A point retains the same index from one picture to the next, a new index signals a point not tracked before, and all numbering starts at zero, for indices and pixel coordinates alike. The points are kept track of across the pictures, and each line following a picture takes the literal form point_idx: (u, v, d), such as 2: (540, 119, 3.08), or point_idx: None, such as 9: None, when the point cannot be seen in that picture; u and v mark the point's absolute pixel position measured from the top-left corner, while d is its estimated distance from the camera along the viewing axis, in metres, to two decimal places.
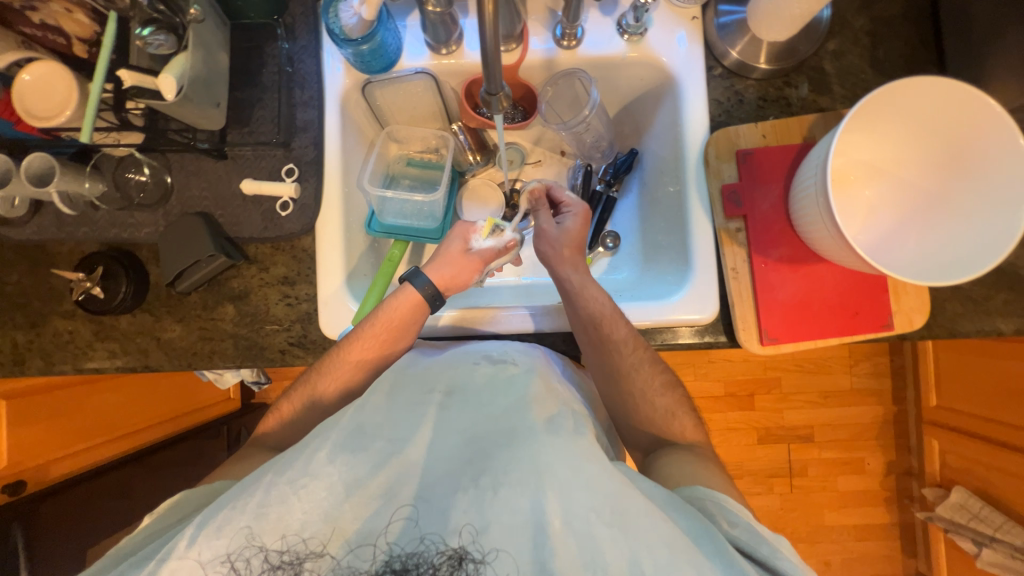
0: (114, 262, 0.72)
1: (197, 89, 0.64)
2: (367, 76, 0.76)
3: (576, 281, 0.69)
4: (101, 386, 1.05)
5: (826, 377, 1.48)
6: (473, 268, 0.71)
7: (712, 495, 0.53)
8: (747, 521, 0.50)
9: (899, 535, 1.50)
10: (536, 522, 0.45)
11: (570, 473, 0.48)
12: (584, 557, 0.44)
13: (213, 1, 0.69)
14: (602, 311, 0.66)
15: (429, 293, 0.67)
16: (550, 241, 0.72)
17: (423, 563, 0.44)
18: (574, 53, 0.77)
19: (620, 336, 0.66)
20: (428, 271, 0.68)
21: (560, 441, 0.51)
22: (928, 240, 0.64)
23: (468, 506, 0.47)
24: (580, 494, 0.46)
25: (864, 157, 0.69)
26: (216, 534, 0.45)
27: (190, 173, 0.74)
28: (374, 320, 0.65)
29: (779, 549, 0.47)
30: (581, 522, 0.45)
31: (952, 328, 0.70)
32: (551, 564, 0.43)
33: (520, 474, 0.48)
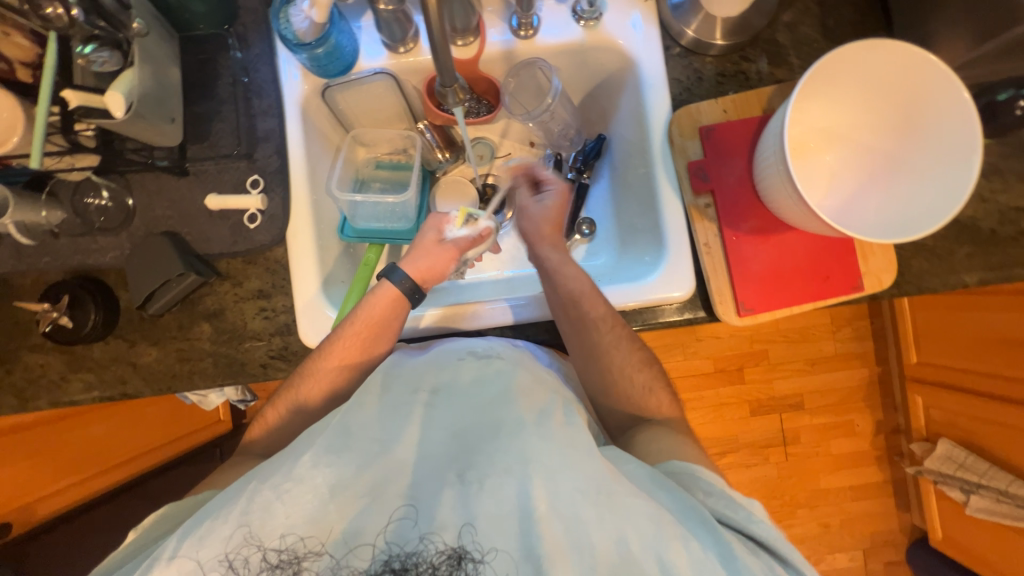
0: (82, 289, 0.70)
1: (148, 105, 0.63)
2: (325, 80, 0.75)
3: (555, 259, 0.70)
4: (87, 419, 1.02)
5: (811, 345, 1.51)
6: (450, 258, 0.70)
7: (687, 468, 0.54)
8: (722, 488, 0.51)
9: (892, 491, 1.54)
10: (523, 508, 0.46)
11: (557, 460, 0.48)
12: (571, 538, 0.45)
13: (157, 14, 0.67)
14: (579, 289, 0.67)
15: (408, 288, 0.67)
16: (529, 219, 0.74)
17: (422, 563, 0.45)
18: (532, 43, 0.77)
19: (597, 312, 0.66)
20: (404, 266, 0.68)
21: (546, 429, 0.51)
22: (888, 202, 0.66)
23: (455, 501, 0.47)
24: (566, 479, 0.47)
25: (823, 124, 0.71)
26: (213, 535, 0.45)
27: (152, 193, 0.72)
28: (355, 321, 0.65)
29: (753, 513, 0.49)
30: (568, 506, 0.46)
31: (921, 285, 0.72)
32: (539, 549, 0.44)
33: (507, 463, 0.48)
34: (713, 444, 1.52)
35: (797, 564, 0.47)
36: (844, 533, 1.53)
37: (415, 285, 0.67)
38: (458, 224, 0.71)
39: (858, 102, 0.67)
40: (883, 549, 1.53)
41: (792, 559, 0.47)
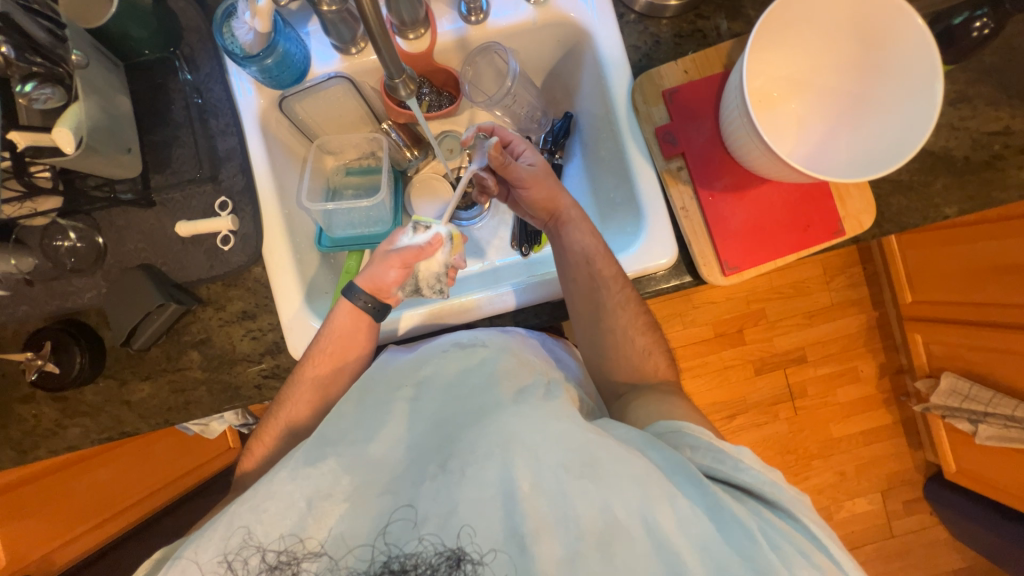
0: (64, 333, 0.69)
1: (100, 138, 0.62)
2: (280, 92, 0.74)
3: (574, 215, 0.71)
4: (92, 463, 1.02)
5: (807, 298, 1.52)
6: (393, 265, 0.65)
7: (673, 426, 0.54)
8: (707, 442, 0.51)
9: (903, 431, 1.55)
10: (505, 490, 0.45)
11: (536, 436, 0.48)
12: (557, 514, 0.44)
13: (99, 44, 0.66)
14: (593, 248, 0.68)
15: (364, 303, 0.66)
16: (524, 180, 0.68)
17: (422, 564, 0.44)
18: (484, 27, 0.76)
19: (610, 272, 0.67)
20: (356, 280, 0.66)
21: (525, 409, 0.51)
22: (857, 141, 0.66)
23: (437, 494, 0.47)
24: (547, 454, 0.46)
25: (787, 73, 0.71)
26: (214, 536, 0.45)
27: (121, 228, 0.71)
28: (323, 340, 0.65)
29: (738, 461, 0.48)
30: (550, 482, 0.45)
31: (902, 222, 0.72)
32: (524, 528, 0.43)
33: (485, 448, 0.48)
34: (721, 408, 1.53)
35: (787, 506, 0.46)
36: (860, 478, 1.54)
37: (369, 299, 0.66)
38: (410, 233, 0.69)
39: (816, 46, 0.67)
40: (901, 489, 1.55)
41: (782, 503, 0.46)
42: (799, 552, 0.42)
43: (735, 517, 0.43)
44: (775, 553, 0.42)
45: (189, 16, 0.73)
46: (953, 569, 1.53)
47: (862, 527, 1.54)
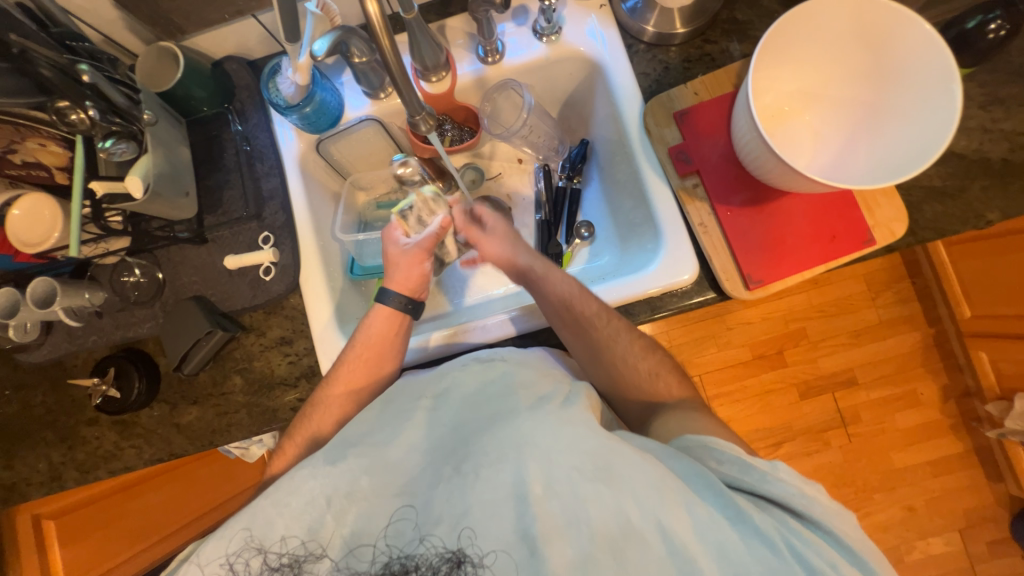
0: (125, 361, 0.76)
1: (163, 183, 0.70)
2: (317, 136, 0.81)
3: (538, 266, 0.70)
4: (135, 490, 1.09)
5: (851, 315, 1.44)
6: (420, 258, 0.71)
7: (698, 439, 0.53)
8: (734, 456, 0.49)
9: (978, 461, 1.40)
10: (518, 492, 0.46)
11: (550, 439, 0.48)
12: (568, 517, 0.45)
13: (165, 104, 0.76)
14: (567, 291, 0.67)
15: (399, 303, 0.70)
16: (500, 247, 0.73)
17: (423, 565, 0.45)
18: (500, 67, 0.82)
19: (592, 310, 0.66)
20: (388, 285, 0.71)
21: (541, 413, 0.51)
22: (877, 149, 0.66)
23: (451, 495, 0.47)
24: (560, 458, 0.47)
25: (798, 88, 0.72)
26: (219, 538, 0.47)
27: (178, 264, 0.78)
28: (357, 345, 0.69)
29: (765, 473, 0.47)
30: (565, 485, 0.46)
31: (938, 229, 0.69)
32: (534, 530, 0.44)
33: (500, 451, 0.49)
34: (765, 436, 1.44)
35: (817, 519, 0.46)
36: (932, 515, 1.39)
37: (403, 299, 0.71)
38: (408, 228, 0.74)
39: (824, 62, 0.69)
40: (982, 528, 1.38)
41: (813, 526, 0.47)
42: (827, 564, 0.42)
43: (757, 527, 0.44)
44: (799, 564, 0.42)
45: (241, 76, 0.84)
46: None
47: (939, 571, 1.38)
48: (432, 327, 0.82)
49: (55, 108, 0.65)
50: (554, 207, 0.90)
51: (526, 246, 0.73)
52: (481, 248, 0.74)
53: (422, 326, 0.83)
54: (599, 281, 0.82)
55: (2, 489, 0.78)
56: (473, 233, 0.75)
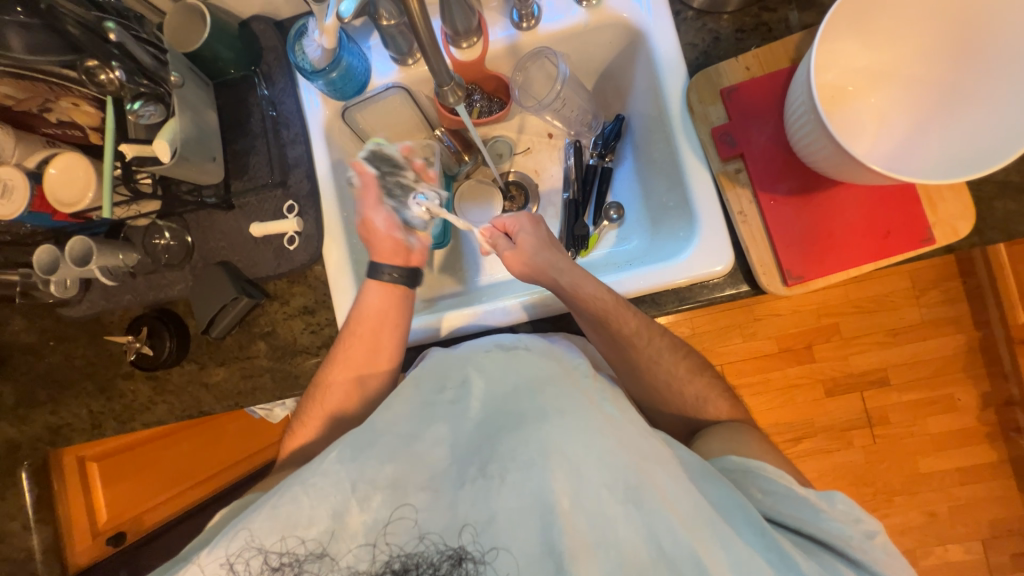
0: (157, 321, 0.79)
1: (191, 148, 0.70)
2: (343, 103, 0.79)
3: (567, 282, 0.66)
4: (175, 437, 1.19)
5: (893, 314, 1.36)
6: (370, 211, 0.74)
7: (745, 465, 0.56)
8: (784, 487, 0.53)
9: (1013, 474, 1.33)
10: (544, 503, 0.47)
11: (580, 451, 0.48)
12: (595, 534, 0.46)
13: (193, 66, 0.75)
14: (604, 306, 0.64)
15: (394, 277, 0.73)
16: (524, 259, 0.70)
17: (424, 563, 0.46)
18: (535, 33, 0.77)
19: (622, 320, 0.65)
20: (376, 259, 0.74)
21: (572, 420, 0.51)
22: (950, 137, 0.60)
23: (476, 498, 0.48)
24: (590, 474, 0.48)
25: (865, 65, 0.65)
26: (231, 539, 0.48)
27: (206, 229, 0.79)
28: (355, 326, 0.70)
29: (819, 511, 0.50)
30: (591, 501, 0.47)
31: (1008, 230, 0.62)
32: (560, 543, 0.45)
33: (526, 457, 0.49)
34: (784, 430, 1.40)
35: (868, 564, 0.49)
36: (955, 522, 1.35)
37: (395, 272, 0.73)
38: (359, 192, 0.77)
39: (899, 35, 0.62)
40: (1008, 540, 1.33)
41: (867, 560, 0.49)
42: None
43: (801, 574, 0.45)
44: None
45: (267, 37, 0.82)
46: None
47: None
48: (452, 304, 0.82)
49: (84, 67, 0.64)
50: (583, 185, 0.86)
51: (560, 253, 0.70)
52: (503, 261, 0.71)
53: (442, 304, 0.82)
54: (625, 266, 0.79)
55: (49, 432, 0.83)
56: (500, 245, 0.72)
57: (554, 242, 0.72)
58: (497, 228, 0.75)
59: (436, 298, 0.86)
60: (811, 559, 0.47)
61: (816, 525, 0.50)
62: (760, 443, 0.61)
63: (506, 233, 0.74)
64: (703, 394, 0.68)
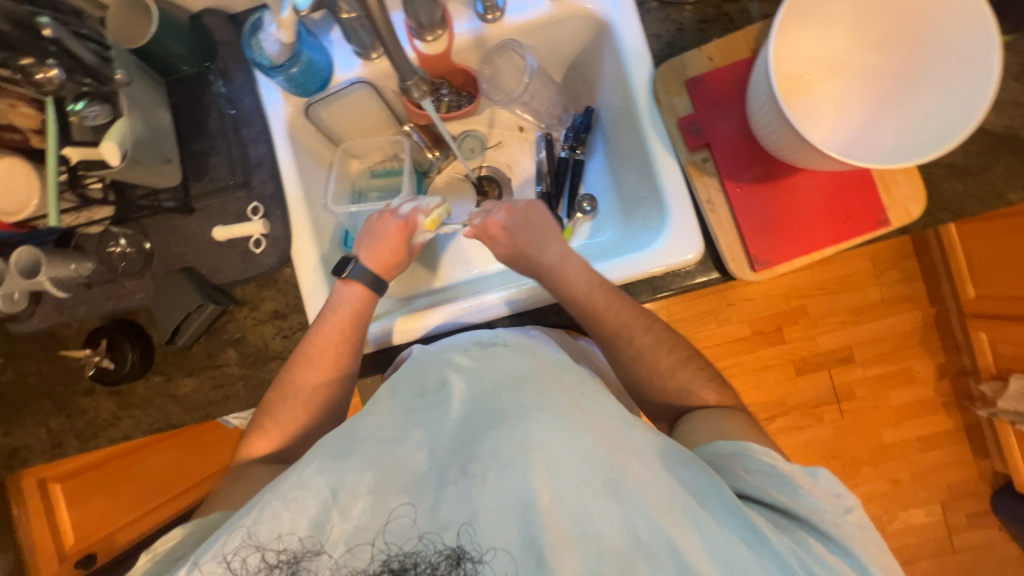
0: (116, 332, 0.75)
1: (142, 151, 0.67)
2: (306, 99, 0.77)
3: (558, 275, 0.69)
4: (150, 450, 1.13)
5: (856, 293, 1.42)
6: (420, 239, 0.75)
7: (732, 447, 0.58)
8: (769, 466, 0.54)
9: (966, 439, 1.43)
10: (525, 499, 0.46)
11: (561, 447, 0.48)
12: (577, 528, 0.45)
13: (141, 63, 0.71)
14: (578, 299, 0.67)
15: (370, 280, 0.72)
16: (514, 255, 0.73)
17: (422, 562, 0.46)
18: (501, 25, 0.75)
19: (605, 320, 0.67)
20: (367, 260, 0.73)
21: (552, 416, 0.50)
22: (901, 124, 0.62)
23: (458, 499, 0.47)
24: (571, 469, 0.47)
25: (821, 55, 0.67)
26: (224, 542, 0.47)
27: (166, 234, 0.76)
28: (327, 331, 0.69)
29: (798, 487, 0.52)
30: (572, 497, 0.46)
31: (956, 211, 0.66)
32: (541, 539, 0.44)
33: (507, 454, 0.48)
34: (759, 410, 1.45)
35: (841, 541, 0.49)
36: (917, 487, 1.43)
37: (370, 276, 0.72)
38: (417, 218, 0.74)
39: (852, 25, 0.64)
40: (963, 501, 1.42)
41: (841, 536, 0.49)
42: None
43: (774, 548, 0.46)
44: None
45: (221, 31, 0.78)
46: None
47: (917, 540, 1.43)
48: (428, 301, 0.81)
49: (20, 66, 0.60)
50: (556, 178, 0.86)
51: (552, 242, 0.71)
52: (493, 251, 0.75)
53: (417, 301, 0.82)
54: (599, 258, 0.79)
55: (3, 455, 0.79)
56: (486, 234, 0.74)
57: (553, 226, 0.73)
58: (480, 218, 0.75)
59: (412, 295, 0.85)
60: (783, 534, 0.48)
61: (795, 501, 0.51)
62: (733, 425, 0.63)
63: (483, 220, 0.75)
64: (678, 380, 0.69)
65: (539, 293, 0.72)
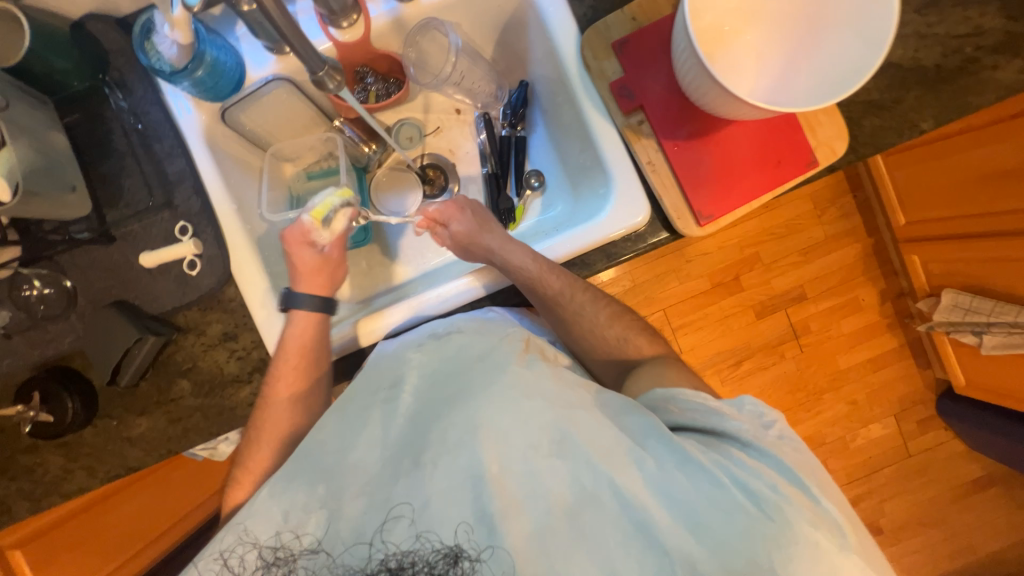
0: (50, 381, 0.68)
1: (40, 180, 0.61)
2: (221, 104, 0.71)
3: (499, 256, 0.69)
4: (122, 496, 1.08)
5: (799, 235, 1.49)
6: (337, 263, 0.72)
7: (666, 392, 0.58)
8: (700, 403, 0.56)
9: (910, 354, 1.55)
10: (474, 473, 0.48)
11: (502, 418, 0.51)
12: (525, 490, 0.48)
13: (20, 83, 0.64)
14: (529, 275, 0.67)
15: (316, 304, 0.69)
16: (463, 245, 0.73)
17: (419, 562, 0.45)
18: (418, 4, 0.72)
19: (553, 287, 0.68)
20: (298, 291, 0.69)
21: (496, 391, 0.53)
22: (818, 66, 0.64)
23: (411, 487, 0.49)
24: (515, 437, 0.50)
25: (738, 5, 0.69)
26: (220, 540, 0.50)
27: (86, 268, 0.70)
28: (284, 352, 0.66)
29: (725, 415, 0.54)
30: (518, 462, 0.49)
31: (876, 144, 0.69)
32: (491, 507, 0.46)
33: (455, 435, 0.51)
34: (725, 357, 1.52)
35: (759, 445, 0.52)
36: (872, 405, 1.55)
37: (317, 298, 0.69)
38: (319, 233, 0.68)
39: None
40: (912, 409, 1.56)
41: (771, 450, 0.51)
42: (765, 484, 0.48)
43: (702, 466, 0.49)
44: (742, 491, 0.48)
45: (111, 39, 0.71)
46: (973, 479, 1.56)
47: (879, 452, 1.55)
48: (388, 301, 0.79)
49: None
50: (500, 157, 0.86)
51: (494, 230, 0.71)
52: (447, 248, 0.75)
53: (377, 300, 0.80)
54: (552, 233, 0.79)
55: None
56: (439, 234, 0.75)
57: (490, 219, 0.73)
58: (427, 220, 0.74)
59: (371, 297, 0.83)
60: (708, 451, 0.51)
61: (720, 423, 0.54)
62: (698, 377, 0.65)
63: (438, 224, 0.74)
64: (643, 343, 0.71)
65: (496, 276, 0.71)
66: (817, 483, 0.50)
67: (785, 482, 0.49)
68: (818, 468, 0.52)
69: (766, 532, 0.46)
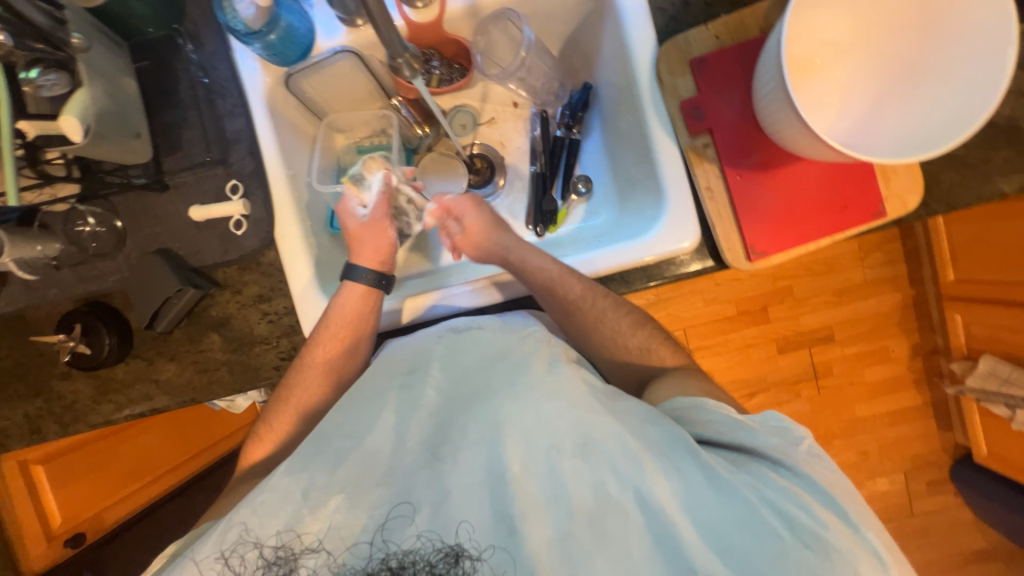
0: (92, 316, 0.71)
1: (108, 124, 0.62)
2: (287, 68, 0.72)
3: (517, 257, 0.70)
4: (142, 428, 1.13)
5: (838, 275, 1.44)
6: (385, 226, 0.73)
7: (689, 401, 0.58)
8: (724, 416, 0.55)
9: (933, 413, 1.50)
10: (494, 473, 0.49)
11: (526, 418, 0.51)
12: (547, 494, 0.48)
13: (100, 25, 0.65)
14: (549, 275, 0.68)
15: (371, 280, 0.71)
16: (473, 243, 0.74)
17: (419, 561, 0.46)
18: None
19: (575, 290, 0.67)
20: (359, 263, 0.71)
21: (519, 391, 0.53)
22: (907, 114, 0.61)
23: (432, 481, 0.49)
24: (536, 437, 0.50)
25: (830, 38, 0.65)
26: (221, 538, 0.48)
27: (138, 213, 0.72)
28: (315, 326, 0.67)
29: (753, 429, 0.53)
30: (540, 463, 0.49)
31: (951, 202, 0.66)
32: (512, 506, 0.47)
33: (477, 431, 0.52)
34: (739, 387, 1.49)
35: (791, 463, 0.50)
36: (883, 458, 1.51)
37: (372, 275, 0.71)
38: (361, 197, 0.73)
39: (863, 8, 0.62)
40: (925, 470, 1.51)
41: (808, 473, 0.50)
42: (800, 509, 0.47)
43: (736, 489, 0.48)
44: (780, 516, 0.46)
45: None
46: (976, 549, 1.51)
47: (882, 507, 1.51)
48: (420, 284, 0.79)
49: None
50: (551, 157, 0.84)
51: (507, 231, 0.74)
52: (456, 245, 0.76)
53: (411, 284, 0.80)
54: (593, 243, 0.77)
55: None
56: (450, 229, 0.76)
57: (502, 220, 0.76)
58: (442, 210, 0.77)
59: (402, 280, 0.83)
60: (739, 472, 0.50)
61: (751, 440, 0.53)
62: None
63: (451, 215, 0.76)
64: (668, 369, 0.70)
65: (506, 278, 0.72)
66: (858, 510, 0.48)
67: (822, 506, 0.47)
68: (850, 491, 0.51)
69: (800, 559, 0.44)
